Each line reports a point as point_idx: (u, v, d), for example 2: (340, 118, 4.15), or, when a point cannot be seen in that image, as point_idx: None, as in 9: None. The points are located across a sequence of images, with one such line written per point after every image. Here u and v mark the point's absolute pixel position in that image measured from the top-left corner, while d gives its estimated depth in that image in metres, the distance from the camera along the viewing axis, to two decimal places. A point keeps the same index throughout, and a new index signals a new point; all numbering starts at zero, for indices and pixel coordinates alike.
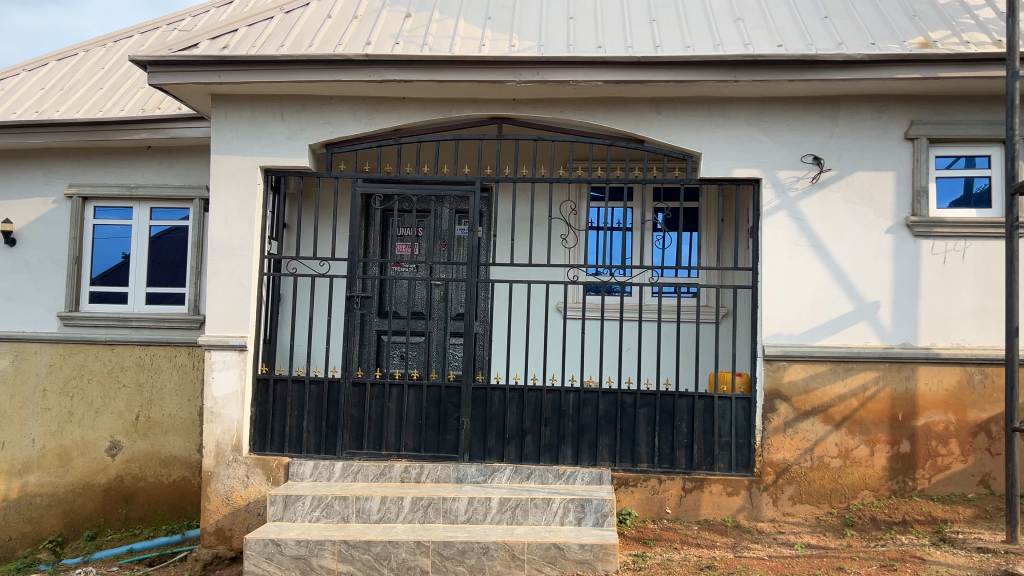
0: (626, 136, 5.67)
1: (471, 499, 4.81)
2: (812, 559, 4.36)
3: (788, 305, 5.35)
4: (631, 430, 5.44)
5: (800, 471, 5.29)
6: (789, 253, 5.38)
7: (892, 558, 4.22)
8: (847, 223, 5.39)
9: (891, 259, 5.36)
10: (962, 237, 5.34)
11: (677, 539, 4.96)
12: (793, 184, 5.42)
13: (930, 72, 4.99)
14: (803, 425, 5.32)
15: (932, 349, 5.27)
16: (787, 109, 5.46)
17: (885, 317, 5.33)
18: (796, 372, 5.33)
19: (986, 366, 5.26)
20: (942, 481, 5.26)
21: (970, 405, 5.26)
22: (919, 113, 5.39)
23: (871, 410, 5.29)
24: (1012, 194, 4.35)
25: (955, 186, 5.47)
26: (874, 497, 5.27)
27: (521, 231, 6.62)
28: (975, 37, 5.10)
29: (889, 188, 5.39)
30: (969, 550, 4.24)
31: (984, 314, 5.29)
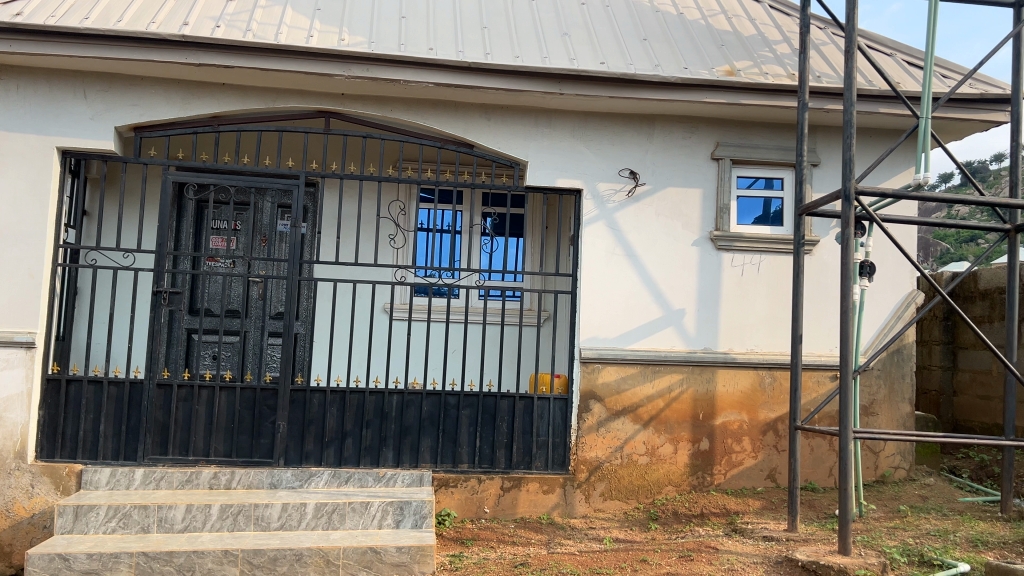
0: (455, 139, 5.71)
1: (285, 505, 4.65)
2: (618, 553, 4.56)
3: (604, 310, 5.61)
4: (453, 431, 5.48)
5: (611, 469, 5.55)
6: (606, 261, 5.64)
7: (690, 548, 4.47)
8: (659, 235, 5.73)
9: (697, 269, 5.76)
10: (757, 252, 5.82)
11: (494, 538, 5.04)
12: (612, 196, 5.68)
13: (734, 98, 5.41)
14: (614, 425, 5.58)
15: (730, 354, 5.71)
16: (608, 124, 5.72)
17: (689, 323, 5.71)
18: (609, 374, 5.58)
19: (775, 370, 5.75)
20: (736, 476, 5.70)
21: (761, 406, 5.74)
22: (723, 136, 5.83)
23: (676, 410, 5.65)
24: (800, 215, 4.79)
25: (755, 206, 5.95)
26: (676, 492, 5.62)
27: (346, 229, 6.49)
28: (772, 69, 5.59)
29: (697, 204, 5.79)
30: (757, 538, 4.60)
31: (775, 322, 5.80)
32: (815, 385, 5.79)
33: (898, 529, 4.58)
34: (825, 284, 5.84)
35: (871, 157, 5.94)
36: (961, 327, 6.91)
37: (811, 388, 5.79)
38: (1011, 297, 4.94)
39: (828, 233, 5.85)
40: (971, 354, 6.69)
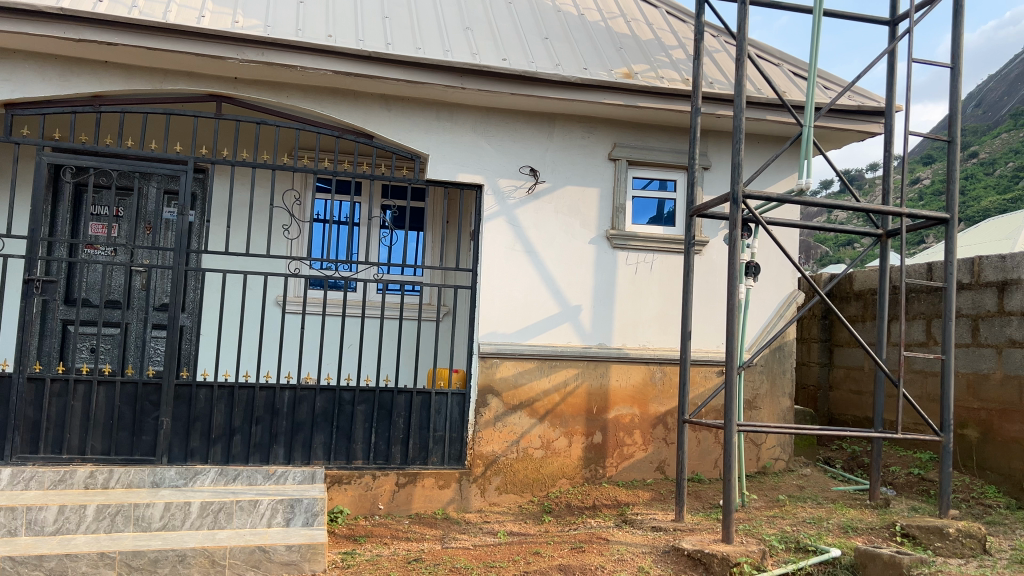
0: (354, 130, 5.60)
1: (168, 504, 4.45)
2: (511, 546, 4.59)
3: (502, 306, 5.64)
4: (347, 427, 5.39)
5: (506, 463, 5.59)
6: (506, 257, 5.67)
7: (581, 540, 4.54)
8: (557, 232, 5.80)
9: (593, 267, 5.87)
10: (651, 251, 5.98)
11: (388, 534, 4.99)
12: (512, 192, 5.71)
13: (631, 100, 5.53)
14: (511, 419, 5.62)
15: (623, 349, 5.85)
16: (509, 120, 5.75)
17: (585, 319, 5.82)
18: (507, 368, 5.62)
19: (665, 365, 5.93)
20: (627, 468, 5.85)
21: (652, 400, 5.90)
22: (621, 137, 5.96)
23: (571, 405, 5.74)
24: (691, 216, 4.94)
25: (649, 206, 6.10)
26: (570, 485, 5.72)
27: (238, 219, 6.28)
28: (668, 74, 5.74)
29: (594, 203, 5.89)
30: (646, 528, 4.73)
31: (667, 319, 5.98)
32: (703, 380, 6.00)
33: (777, 517, 4.81)
34: (713, 283, 6.06)
35: (758, 162, 6.20)
36: (836, 325, 7.30)
37: (699, 383, 6.00)
38: (882, 299, 5.26)
39: (717, 235, 6.08)
40: (846, 351, 7.08)
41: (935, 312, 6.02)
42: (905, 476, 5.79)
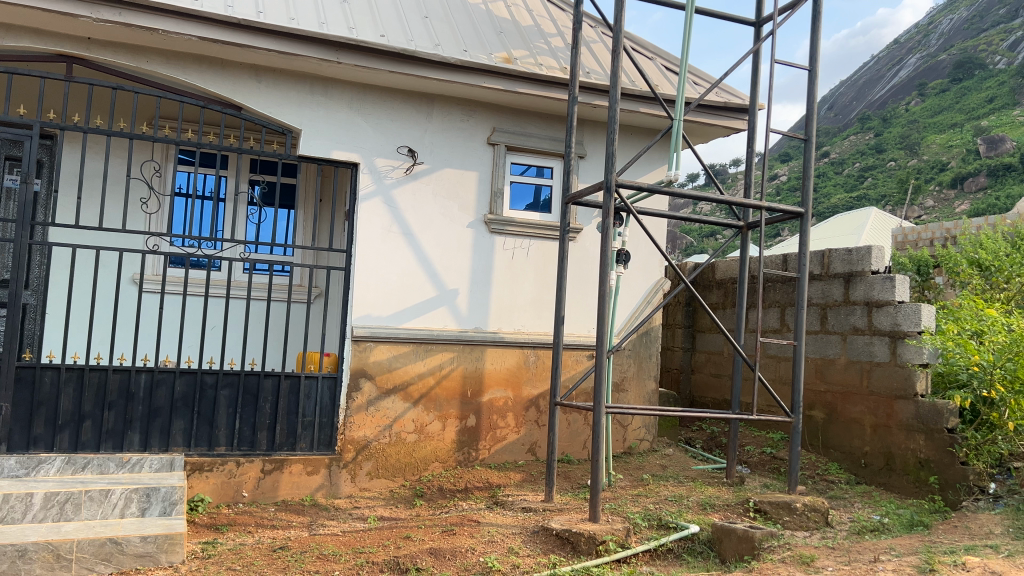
0: (221, 100, 5.34)
1: (7, 497, 4.12)
2: (381, 531, 4.53)
3: (377, 288, 5.54)
4: (210, 412, 5.16)
5: (378, 447, 5.51)
6: (382, 239, 5.57)
7: (452, 523, 4.53)
8: (435, 215, 5.75)
9: (470, 251, 5.86)
10: (527, 237, 6.03)
11: (252, 522, 4.82)
12: (389, 172, 5.61)
13: (510, 84, 5.54)
14: (384, 403, 5.54)
15: (498, 333, 5.88)
16: (386, 99, 5.64)
17: (462, 303, 5.82)
18: (381, 352, 5.53)
19: (539, 349, 6.02)
20: (499, 450, 5.91)
21: (525, 382, 5.98)
22: (499, 121, 5.97)
23: (445, 388, 5.73)
24: (566, 203, 5.01)
25: (526, 193, 6.15)
26: (442, 468, 5.71)
27: (90, 189, 5.86)
28: (546, 61, 5.79)
29: (471, 186, 5.88)
30: (516, 510, 4.78)
31: (540, 304, 6.07)
32: (574, 364, 6.13)
33: (641, 496, 4.99)
34: (586, 269, 6.19)
35: (631, 152, 6.37)
36: (699, 312, 7.62)
37: (570, 366, 6.12)
38: (742, 288, 5.56)
39: (591, 222, 6.21)
40: (707, 337, 7.41)
41: (788, 301, 6.39)
42: (759, 455, 6.14)
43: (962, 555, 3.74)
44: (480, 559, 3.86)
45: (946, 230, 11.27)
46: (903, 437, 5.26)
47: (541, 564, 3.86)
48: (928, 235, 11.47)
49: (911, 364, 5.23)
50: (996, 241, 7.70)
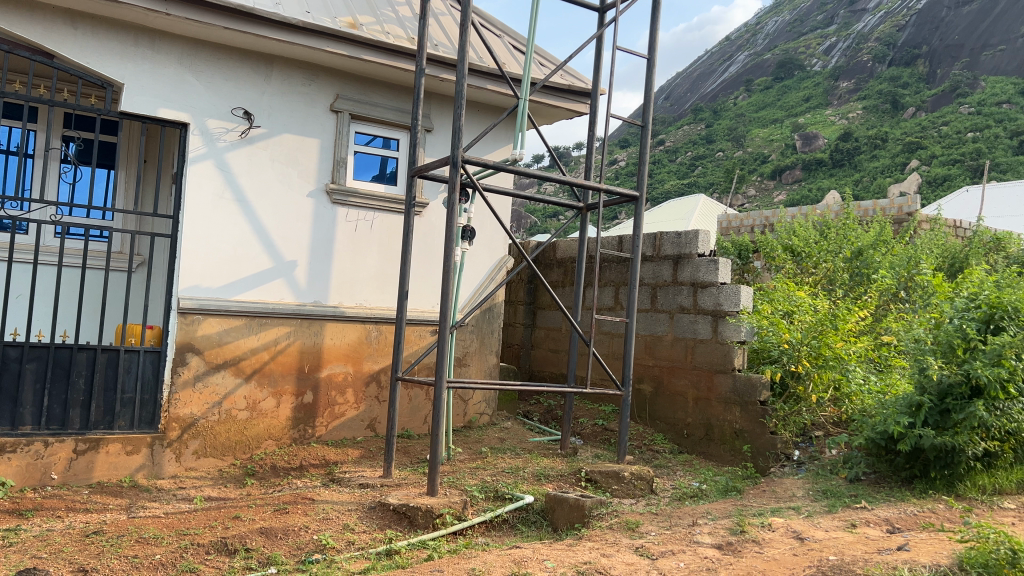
0: (29, 45, 4.84)
1: None
2: (208, 511, 4.32)
3: (207, 257, 5.25)
4: (12, 389, 4.72)
5: (206, 425, 5.26)
6: (213, 205, 5.27)
7: (285, 501, 4.40)
8: (272, 182, 5.52)
9: (310, 221, 5.67)
10: (370, 209, 5.91)
11: (62, 506, 4.46)
12: (222, 135, 5.31)
13: (354, 51, 5.38)
14: (213, 379, 5.28)
15: (339, 307, 5.75)
16: (220, 56, 5.32)
17: (300, 275, 5.63)
18: (210, 325, 5.25)
19: (381, 324, 5.94)
20: (337, 427, 5.79)
21: (366, 357, 5.88)
22: (342, 89, 5.79)
23: (281, 363, 5.53)
24: (412, 176, 4.92)
25: (371, 164, 6.01)
26: (276, 446, 5.53)
27: None
28: (393, 30, 5.66)
29: (312, 154, 5.68)
30: (353, 486, 4.71)
31: (383, 279, 5.98)
32: (417, 339, 6.10)
33: (479, 469, 5.06)
34: (430, 244, 6.15)
35: (476, 128, 6.37)
36: (540, 290, 7.77)
37: (413, 342, 6.09)
38: (579, 267, 5.80)
39: (437, 197, 6.17)
40: (547, 314, 7.58)
41: (623, 281, 6.65)
42: (591, 427, 6.38)
43: (768, 517, 4.08)
44: (314, 537, 3.78)
45: (765, 218, 12.14)
46: (721, 408, 5.64)
47: (377, 539, 3.83)
48: (750, 222, 12.31)
49: (730, 341, 5.60)
50: (807, 229, 8.38)
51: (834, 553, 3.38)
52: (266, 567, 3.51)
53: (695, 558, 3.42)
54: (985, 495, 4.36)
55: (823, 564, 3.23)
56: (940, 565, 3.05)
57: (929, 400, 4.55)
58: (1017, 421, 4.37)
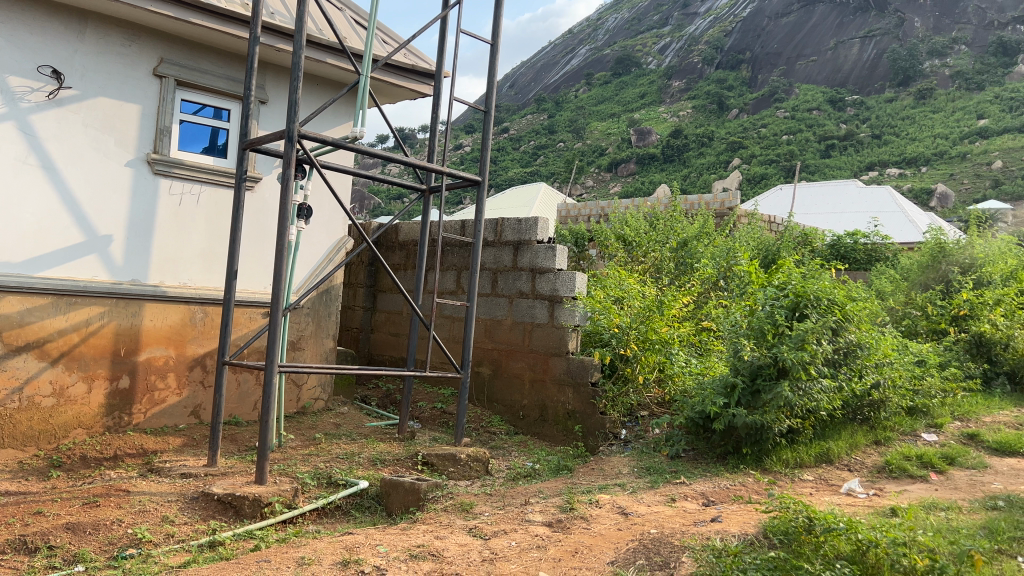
0: None
1: None
2: (6, 508, 3.92)
3: (5, 228, 4.75)
4: None
5: (3, 414, 4.77)
6: (14, 172, 4.78)
7: (96, 494, 4.07)
8: (85, 149, 5.07)
9: (128, 193, 5.27)
10: (196, 182, 5.58)
11: None
12: (25, 95, 4.82)
13: (181, 13, 5.04)
14: (12, 363, 4.80)
15: (160, 287, 5.40)
16: (25, 8, 4.81)
17: (116, 251, 5.22)
18: (10, 304, 4.76)
19: (207, 306, 5.64)
20: (156, 414, 5.45)
21: (189, 341, 5.56)
22: (167, 53, 5.42)
23: (92, 346, 5.11)
24: (243, 149, 4.66)
25: (199, 135, 5.67)
26: (86, 435, 5.12)
27: None
28: None
29: (131, 121, 5.27)
30: (173, 477, 4.44)
31: (210, 257, 5.68)
32: (247, 322, 5.83)
33: (311, 455, 4.92)
34: (262, 221, 5.90)
35: (314, 103, 6.16)
36: (381, 273, 7.63)
37: (242, 324, 5.82)
38: (420, 250, 5.76)
39: (271, 172, 5.91)
40: (387, 297, 7.47)
41: (464, 265, 6.63)
42: (430, 410, 6.37)
43: (596, 494, 4.24)
44: (128, 531, 3.54)
45: (601, 208, 12.55)
46: (555, 390, 5.81)
47: (199, 531, 3.64)
48: (587, 212, 12.67)
49: (565, 325, 5.78)
50: (639, 220, 8.75)
51: (655, 527, 3.57)
52: (72, 565, 3.24)
53: (526, 537, 3.50)
54: (788, 468, 4.75)
55: (644, 537, 3.40)
56: (747, 534, 3.29)
57: (741, 381, 4.88)
58: (816, 400, 4.77)
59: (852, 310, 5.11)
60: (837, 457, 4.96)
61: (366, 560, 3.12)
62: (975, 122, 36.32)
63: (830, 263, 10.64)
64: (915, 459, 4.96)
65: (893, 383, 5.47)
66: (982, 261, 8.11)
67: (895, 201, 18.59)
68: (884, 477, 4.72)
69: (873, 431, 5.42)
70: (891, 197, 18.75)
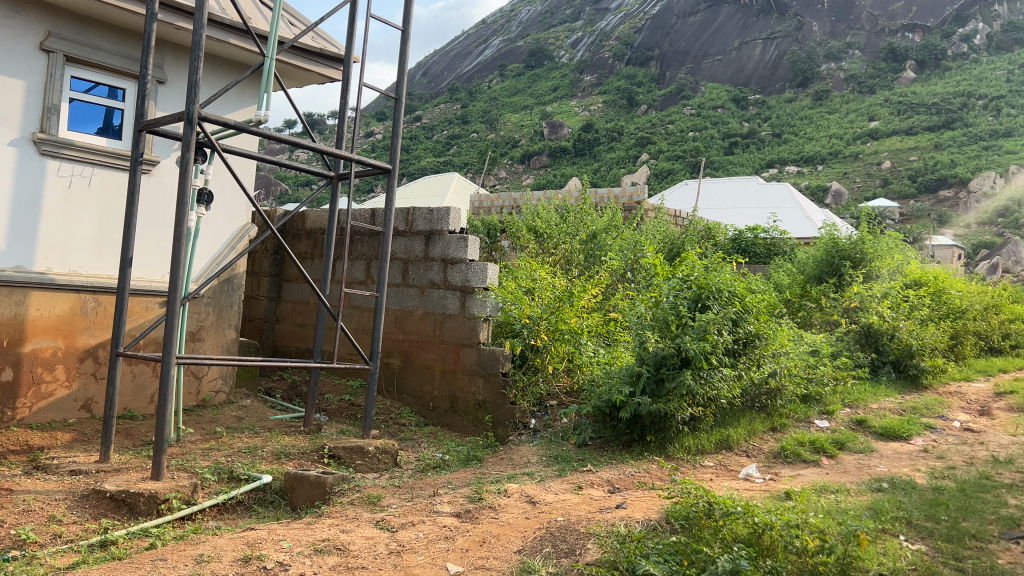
0: None
1: None
2: None
3: None
4: None
5: None
6: None
7: None
8: None
9: (12, 174, 4.95)
10: (88, 164, 5.30)
11: None
12: None
13: None
14: None
15: (47, 274, 5.11)
16: None
17: None
18: None
19: (99, 294, 5.38)
20: (43, 408, 5.16)
21: (80, 331, 5.29)
22: (55, 26, 5.12)
23: None
24: (139, 131, 4.45)
25: (90, 114, 5.39)
26: None
27: None
28: None
29: (16, 98, 4.95)
30: (61, 474, 4.21)
31: (102, 243, 5.42)
32: (143, 311, 5.59)
33: (212, 449, 4.76)
34: (160, 206, 5.67)
35: (216, 85, 5.94)
36: (287, 262, 7.42)
37: (138, 314, 5.57)
38: (329, 239, 5.64)
39: (168, 155, 5.69)
40: (293, 287, 7.29)
41: (374, 255, 6.53)
42: (337, 402, 6.26)
43: (504, 483, 4.27)
44: (11, 532, 3.34)
45: (513, 199, 12.57)
46: (466, 380, 5.81)
47: (90, 531, 3.47)
48: (499, 203, 12.68)
49: (476, 315, 5.77)
50: (550, 212, 8.82)
51: (562, 514, 3.62)
52: None
53: (434, 528, 3.48)
54: (690, 454, 4.90)
55: (551, 525, 3.44)
56: (650, 520, 3.37)
57: (647, 370, 4.98)
58: (716, 388, 4.93)
59: (752, 302, 5.31)
60: (736, 444, 5.14)
61: (269, 556, 3.04)
62: (867, 124, 38.20)
63: (732, 256, 11.00)
64: (808, 444, 5.20)
65: (788, 371, 5.71)
66: (871, 256, 8.55)
67: (793, 197, 19.38)
68: (779, 462, 4.93)
69: (770, 418, 5.64)
70: (789, 193, 19.53)
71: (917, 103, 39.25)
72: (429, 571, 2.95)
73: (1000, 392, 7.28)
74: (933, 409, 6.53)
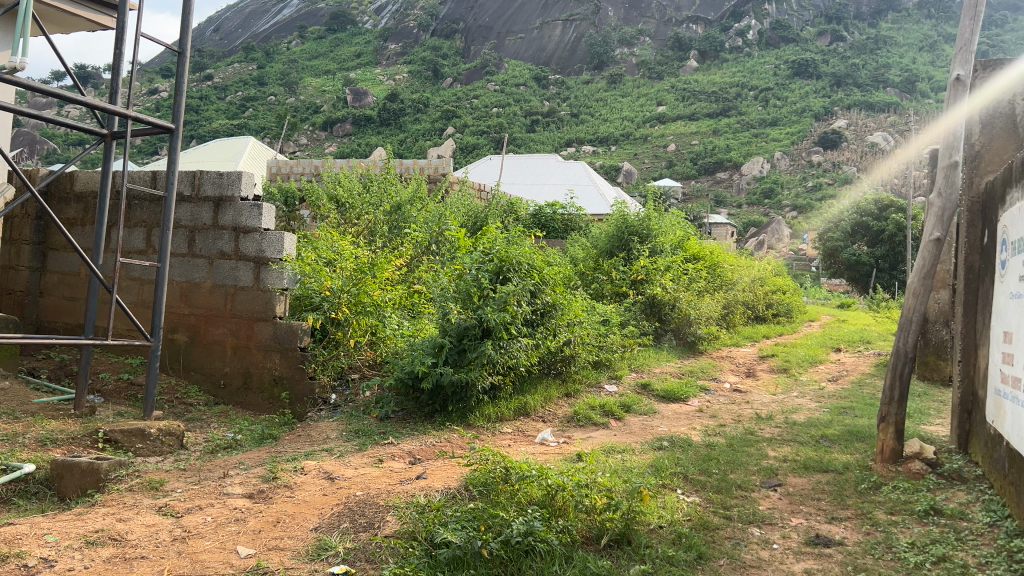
0: None
1: None
2: None
3: None
4: None
5: None
6: None
7: None
8: None
9: None
10: None
11: None
12: None
13: None
14: None
15: None
16: None
17: None
18: None
19: None
20: None
21: None
22: None
23: None
24: None
25: None
26: None
27: None
28: None
29: None
30: None
31: None
32: None
33: None
34: None
35: None
36: (52, 227, 6.67)
37: None
38: (102, 204, 5.12)
39: None
40: (61, 257, 6.57)
41: (155, 222, 6.02)
42: (114, 382, 5.73)
43: (301, 461, 4.13)
44: None
45: (314, 166, 12.11)
46: (260, 356, 5.56)
47: None
48: (299, 169, 12.15)
49: (271, 288, 5.53)
50: (351, 181, 8.60)
51: (360, 489, 3.57)
52: None
53: (223, 511, 3.31)
54: (489, 422, 5.01)
55: (350, 500, 3.39)
56: (449, 489, 3.41)
57: (449, 341, 5.00)
58: (515, 357, 5.11)
59: (548, 275, 5.54)
60: (533, 410, 5.32)
61: (30, 552, 2.74)
62: (656, 109, 40.70)
63: (531, 230, 11.33)
64: (598, 408, 5.49)
65: (582, 340, 6.00)
66: (656, 232, 9.12)
67: (589, 175, 20.29)
68: (572, 425, 5.16)
69: (565, 384, 5.87)
70: (585, 171, 20.40)
71: (699, 92, 42.33)
72: (217, 556, 2.80)
73: (763, 356, 8.09)
74: (707, 372, 7.13)
